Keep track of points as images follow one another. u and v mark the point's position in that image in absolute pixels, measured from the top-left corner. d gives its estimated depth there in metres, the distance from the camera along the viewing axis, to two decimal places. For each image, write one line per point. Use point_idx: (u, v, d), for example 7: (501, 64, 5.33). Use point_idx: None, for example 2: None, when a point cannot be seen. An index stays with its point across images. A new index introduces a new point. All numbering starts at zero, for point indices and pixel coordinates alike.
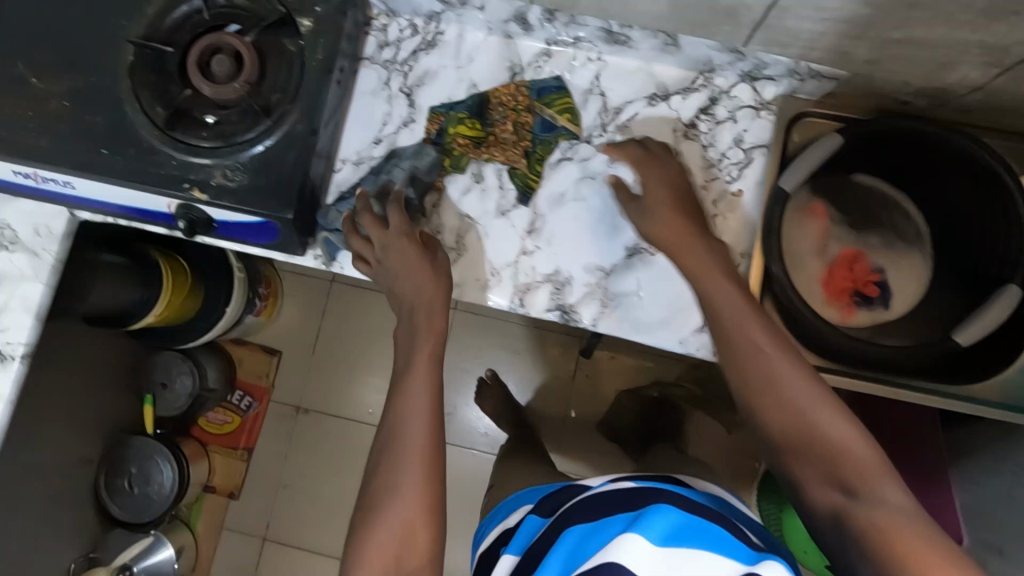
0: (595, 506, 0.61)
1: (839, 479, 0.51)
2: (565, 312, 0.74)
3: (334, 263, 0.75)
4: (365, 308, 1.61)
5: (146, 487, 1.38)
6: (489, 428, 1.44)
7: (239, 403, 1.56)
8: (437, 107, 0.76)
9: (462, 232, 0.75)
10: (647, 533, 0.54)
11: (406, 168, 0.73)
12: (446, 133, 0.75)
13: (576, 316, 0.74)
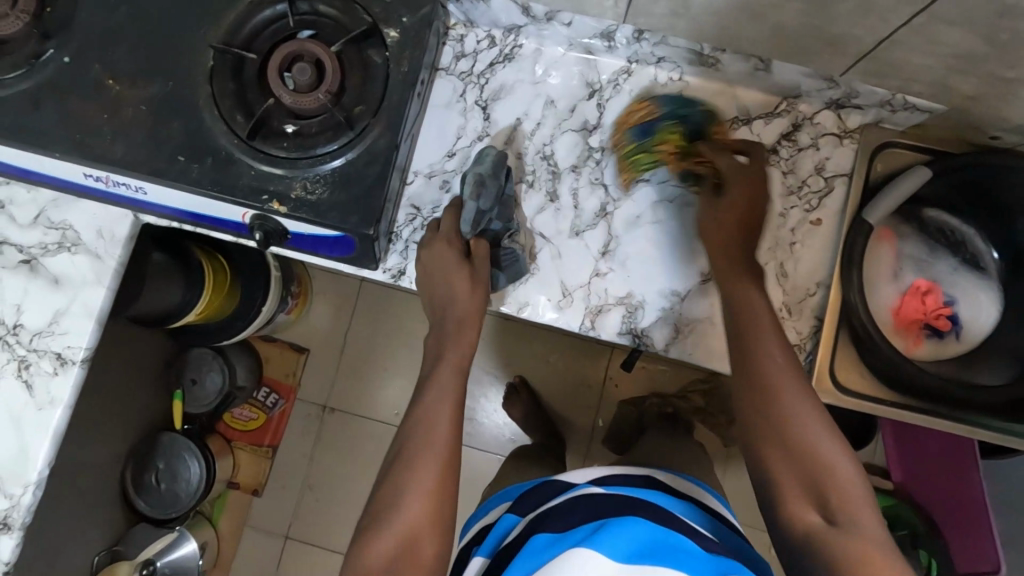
0: (569, 515, 0.63)
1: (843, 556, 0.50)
2: (637, 336, 0.72)
3: (404, 277, 0.74)
4: (394, 309, 1.60)
5: (174, 483, 1.38)
6: (517, 435, 1.41)
7: (265, 400, 1.54)
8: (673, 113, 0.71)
9: (535, 250, 0.73)
10: (610, 547, 0.57)
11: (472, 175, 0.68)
12: (658, 132, 0.71)
13: (648, 341, 0.72)
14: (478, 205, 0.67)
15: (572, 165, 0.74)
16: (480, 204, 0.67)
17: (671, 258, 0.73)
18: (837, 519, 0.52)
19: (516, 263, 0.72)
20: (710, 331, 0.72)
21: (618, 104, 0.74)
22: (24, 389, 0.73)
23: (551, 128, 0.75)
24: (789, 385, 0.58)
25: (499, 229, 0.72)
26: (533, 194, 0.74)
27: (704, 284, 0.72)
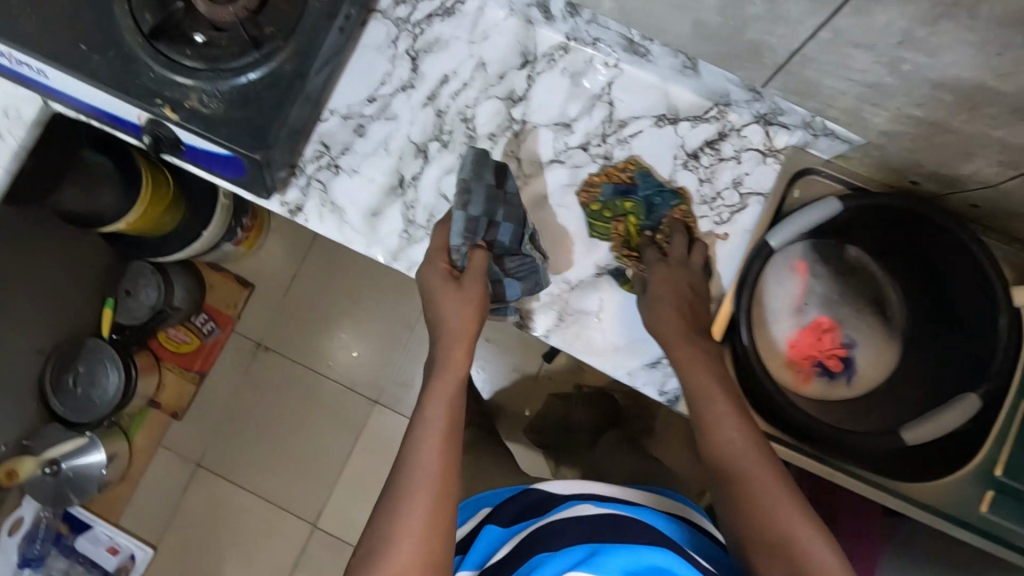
0: (560, 531, 0.60)
1: None
2: (521, 318, 0.71)
3: (300, 213, 0.72)
4: (347, 261, 1.59)
5: (91, 389, 1.39)
6: None
7: (202, 326, 1.53)
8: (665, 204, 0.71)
9: (435, 211, 0.72)
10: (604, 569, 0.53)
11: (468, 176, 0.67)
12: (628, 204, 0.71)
13: (531, 324, 0.71)
14: (466, 214, 0.66)
15: (490, 134, 0.73)
16: (468, 211, 0.66)
17: (571, 245, 0.72)
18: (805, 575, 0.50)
19: (533, 276, 0.68)
20: (594, 325, 0.71)
21: (548, 80, 0.72)
22: None
23: (477, 92, 0.73)
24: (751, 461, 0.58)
25: (511, 245, 0.67)
26: (446, 153, 0.72)
27: (597, 277, 0.71)
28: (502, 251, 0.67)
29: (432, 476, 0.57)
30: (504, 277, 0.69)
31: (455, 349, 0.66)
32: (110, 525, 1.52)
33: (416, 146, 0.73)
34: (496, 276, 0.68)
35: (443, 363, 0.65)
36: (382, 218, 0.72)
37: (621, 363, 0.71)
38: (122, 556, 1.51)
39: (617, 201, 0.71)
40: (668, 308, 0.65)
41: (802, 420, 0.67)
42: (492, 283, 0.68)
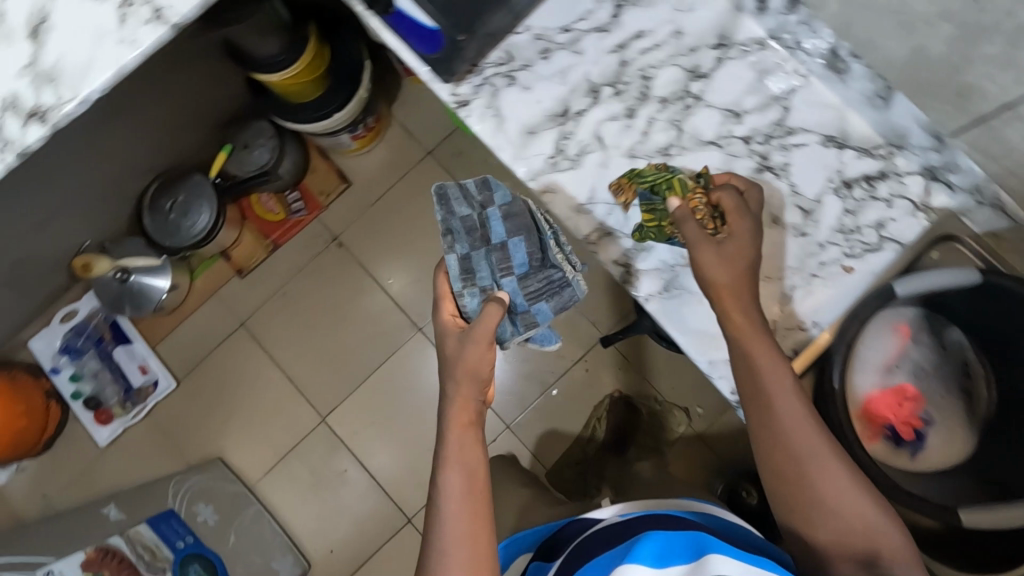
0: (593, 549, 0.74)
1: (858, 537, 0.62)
2: (628, 273, 0.74)
3: (463, 108, 0.76)
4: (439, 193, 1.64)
5: (182, 220, 1.48)
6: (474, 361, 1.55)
7: (291, 202, 1.62)
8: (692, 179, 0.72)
9: (586, 149, 0.75)
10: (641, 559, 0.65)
11: (456, 218, 0.91)
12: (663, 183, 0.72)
13: (635, 283, 0.74)
14: (457, 256, 0.90)
15: (663, 98, 0.75)
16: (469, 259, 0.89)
17: None
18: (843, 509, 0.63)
19: (563, 291, 0.90)
20: (693, 305, 0.73)
21: (735, 68, 0.74)
22: (116, 21, 0.79)
23: (663, 56, 0.75)
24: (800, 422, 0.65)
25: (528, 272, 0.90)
26: (615, 101, 0.75)
27: None
28: (520, 270, 0.88)
29: (462, 514, 0.78)
30: (532, 301, 0.90)
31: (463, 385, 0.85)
32: (147, 346, 1.63)
33: (590, 86, 0.76)
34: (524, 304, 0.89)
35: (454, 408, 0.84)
36: (535, 138, 0.76)
37: (706, 350, 0.72)
38: (146, 377, 1.62)
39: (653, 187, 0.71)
40: (736, 264, 0.67)
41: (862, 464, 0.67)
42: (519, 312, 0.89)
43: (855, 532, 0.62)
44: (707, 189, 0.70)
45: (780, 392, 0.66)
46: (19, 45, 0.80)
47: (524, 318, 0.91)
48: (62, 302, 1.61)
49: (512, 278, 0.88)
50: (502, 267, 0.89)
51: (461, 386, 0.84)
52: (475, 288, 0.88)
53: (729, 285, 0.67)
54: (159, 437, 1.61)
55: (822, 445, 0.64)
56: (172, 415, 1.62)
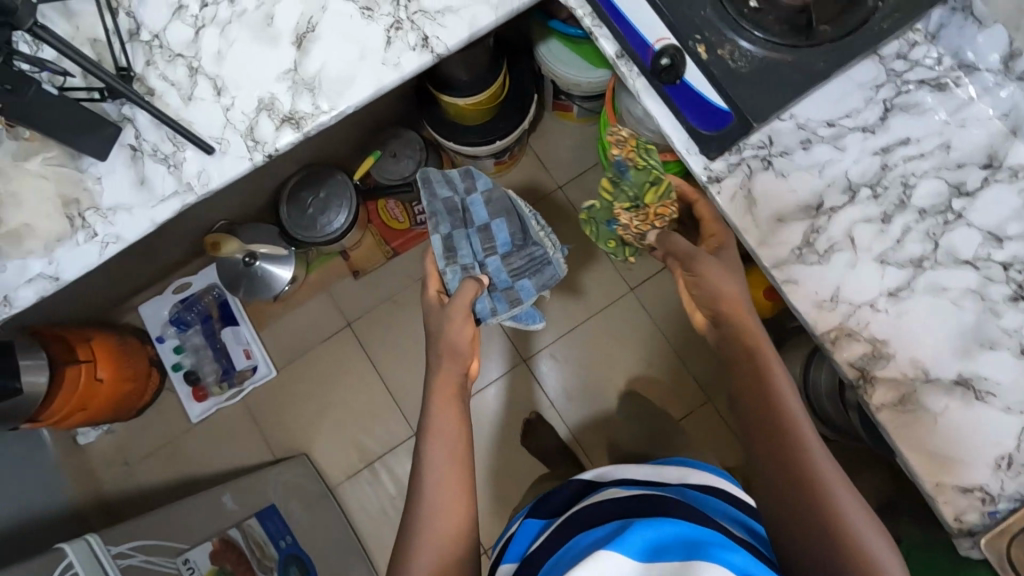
0: (588, 518, 0.73)
1: (825, 530, 0.59)
2: (863, 378, 0.73)
3: (715, 184, 0.76)
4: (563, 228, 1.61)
5: (319, 216, 1.49)
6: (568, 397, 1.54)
7: (417, 213, 1.60)
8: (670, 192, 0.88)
9: (835, 247, 0.74)
10: (626, 548, 0.58)
11: (449, 193, 1.04)
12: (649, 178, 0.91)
13: (869, 389, 0.72)
14: (441, 234, 1.01)
15: (921, 208, 0.74)
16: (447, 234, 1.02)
17: (949, 341, 0.72)
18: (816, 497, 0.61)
19: (545, 269, 1.07)
20: (927, 424, 0.71)
21: (1002, 192, 0.73)
22: (383, 42, 0.81)
23: (928, 166, 0.74)
24: (789, 407, 0.66)
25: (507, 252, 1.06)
26: (872, 204, 0.74)
27: (954, 384, 0.71)
28: (501, 250, 1.05)
29: (452, 471, 0.76)
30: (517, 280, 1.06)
31: (446, 361, 0.85)
32: (253, 330, 1.62)
33: (848, 184, 0.75)
34: (506, 282, 1.05)
35: (441, 382, 0.83)
36: (784, 227, 0.75)
37: (933, 472, 0.71)
38: (248, 362, 1.61)
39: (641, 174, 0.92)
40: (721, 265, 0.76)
41: None
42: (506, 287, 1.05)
43: (823, 517, 0.60)
44: (933, 291, 0.73)
45: (793, 414, 0.66)
46: (284, 49, 0.81)
47: (506, 294, 1.04)
48: (179, 274, 1.63)
49: (494, 257, 1.04)
50: (486, 249, 1.04)
51: (443, 363, 0.85)
52: (456, 265, 1.00)
53: (736, 299, 0.74)
54: (251, 423, 1.62)
55: (802, 430, 0.65)
56: (264, 402, 1.62)
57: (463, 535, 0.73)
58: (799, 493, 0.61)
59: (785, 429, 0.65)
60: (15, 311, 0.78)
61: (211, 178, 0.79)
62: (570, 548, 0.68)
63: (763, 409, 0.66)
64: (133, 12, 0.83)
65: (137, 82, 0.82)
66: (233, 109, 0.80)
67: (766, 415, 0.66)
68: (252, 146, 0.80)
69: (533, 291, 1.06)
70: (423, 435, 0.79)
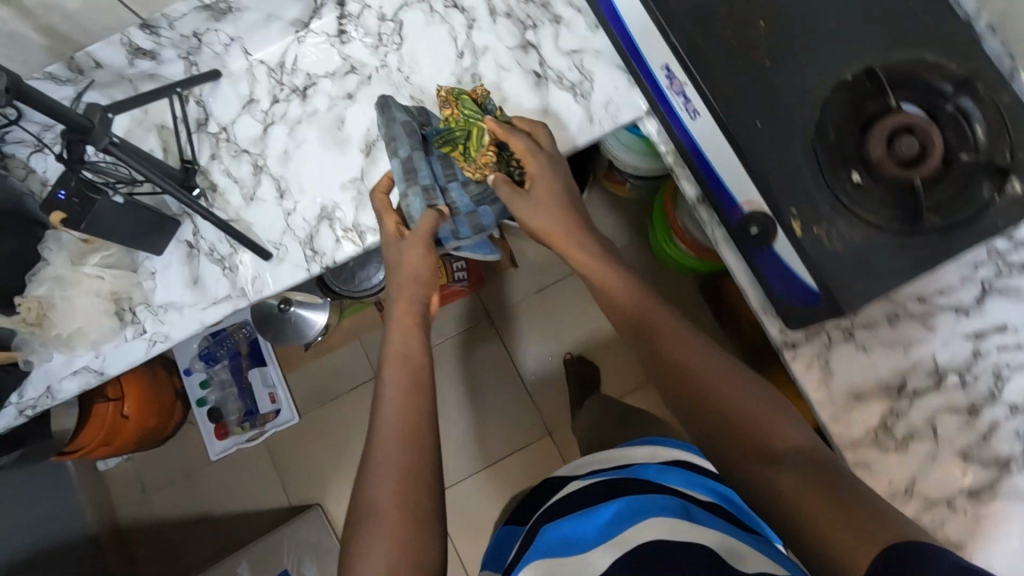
0: (556, 514, 0.74)
1: (757, 474, 0.53)
2: None
3: (790, 349, 0.72)
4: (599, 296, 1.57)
5: (358, 270, 1.46)
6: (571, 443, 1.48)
7: (455, 270, 1.43)
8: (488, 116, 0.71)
9: (913, 436, 0.69)
10: (566, 549, 0.65)
11: None
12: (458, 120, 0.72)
13: None
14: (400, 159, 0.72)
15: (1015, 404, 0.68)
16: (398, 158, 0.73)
17: None
18: (728, 431, 0.56)
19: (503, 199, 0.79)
20: None
21: None
22: None
23: None
24: (680, 338, 0.62)
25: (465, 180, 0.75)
26: (959, 393, 0.69)
27: None
28: (461, 181, 0.75)
29: (393, 404, 0.63)
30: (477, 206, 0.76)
31: (404, 290, 0.71)
32: (280, 373, 1.58)
33: (935, 367, 0.70)
34: (468, 206, 0.76)
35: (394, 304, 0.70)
36: (861, 406, 0.71)
37: None
38: (272, 406, 1.58)
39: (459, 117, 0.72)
40: (551, 205, 0.70)
41: None
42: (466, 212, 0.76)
43: (746, 444, 0.55)
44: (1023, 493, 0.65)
45: (687, 347, 0.62)
46: (352, 155, 0.79)
47: (470, 219, 0.76)
48: None
49: (456, 185, 0.75)
50: (446, 174, 0.75)
51: (399, 288, 0.71)
52: (417, 188, 0.72)
53: (560, 216, 0.70)
54: (270, 463, 1.61)
55: (699, 353, 0.61)
56: (286, 443, 1.62)
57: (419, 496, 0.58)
58: (720, 431, 0.56)
59: (683, 361, 0.61)
60: (56, 402, 0.77)
61: (265, 285, 0.77)
62: (536, 547, 0.69)
63: (656, 349, 0.63)
64: (202, 101, 0.81)
65: (200, 175, 0.80)
66: (294, 215, 0.78)
67: (659, 354, 0.62)
68: (310, 256, 0.77)
69: (494, 220, 0.78)
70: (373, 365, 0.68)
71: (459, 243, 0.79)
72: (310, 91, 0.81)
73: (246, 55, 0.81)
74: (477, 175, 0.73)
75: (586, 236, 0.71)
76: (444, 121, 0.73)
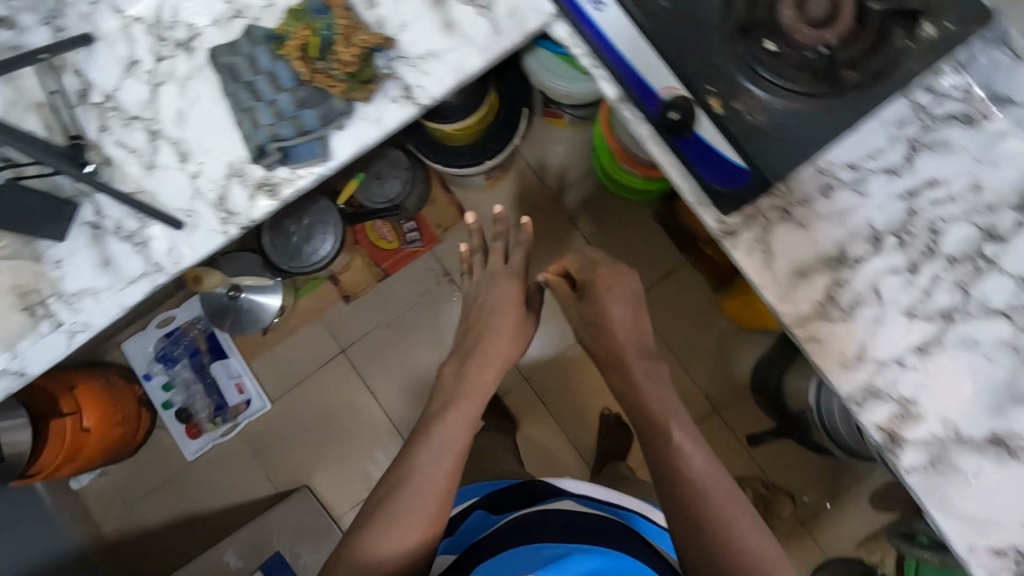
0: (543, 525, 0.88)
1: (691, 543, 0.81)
2: (890, 440, 0.69)
3: (730, 239, 0.71)
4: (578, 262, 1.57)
5: (304, 244, 1.41)
6: (549, 385, 1.56)
7: (407, 233, 1.56)
8: (318, 27, 0.70)
9: (860, 302, 0.70)
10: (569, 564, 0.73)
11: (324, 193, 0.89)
12: (293, 31, 0.70)
13: (897, 452, 0.69)
14: (242, 86, 0.70)
15: (952, 256, 0.69)
16: (235, 91, 0.71)
17: (973, 395, 0.68)
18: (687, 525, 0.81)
19: (328, 103, 0.70)
20: (959, 487, 0.68)
21: None
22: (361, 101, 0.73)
23: (958, 211, 0.69)
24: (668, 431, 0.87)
25: (289, 86, 0.70)
26: (899, 251, 0.70)
27: (988, 443, 0.68)
28: (287, 85, 0.70)
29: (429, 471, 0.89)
30: (296, 109, 0.70)
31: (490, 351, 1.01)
32: (243, 362, 1.57)
33: (872, 232, 0.70)
34: (292, 110, 0.70)
35: (483, 355, 1.00)
36: (806, 281, 0.70)
37: (969, 535, 0.68)
38: (241, 396, 1.57)
39: (291, 29, 0.70)
40: (619, 300, 0.95)
41: None
42: (286, 119, 0.70)
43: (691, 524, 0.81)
44: (949, 346, 0.69)
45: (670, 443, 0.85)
46: None
47: (294, 125, 0.70)
48: (162, 306, 1.56)
49: (279, 92, 0.70)
50: (272, 86, 0.70)
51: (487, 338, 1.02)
52: (252, 117, 0.70)
53: (617, 306, 0.95)
54: (250, 454, 1.57)
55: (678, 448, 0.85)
56: (261, 434, 1.58)
57: (430, 525, 0.88)
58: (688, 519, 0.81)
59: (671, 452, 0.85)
60: None
61: (183, 256, 0.73)
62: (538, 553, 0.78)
63: (654, 442, 0.86)
64: (81, 70, 0.75)
65: (91, 150, 0.74)
66: (202, 177, 0.73)
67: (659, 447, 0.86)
68: (225, 218, 0.73)
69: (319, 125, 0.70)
70: (430, 430, 0.93)
71: (284, 144, 0.70)
72: (194, 43, 0.74)
73: (119, 13, 0.74)
74: (324, 82, 0.69)
75: (646, 347, 0.94)
76: (284, 31, 0.71)
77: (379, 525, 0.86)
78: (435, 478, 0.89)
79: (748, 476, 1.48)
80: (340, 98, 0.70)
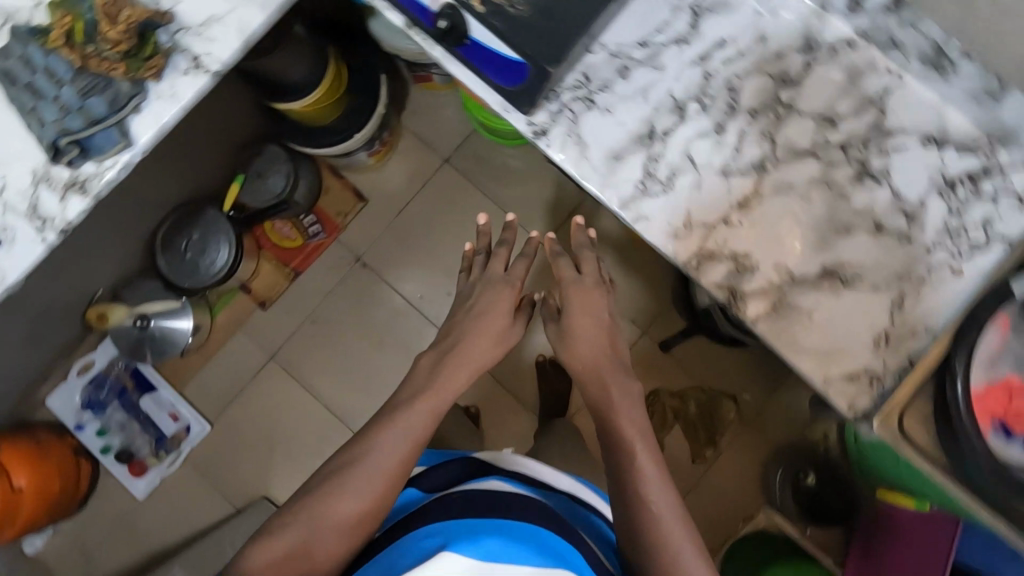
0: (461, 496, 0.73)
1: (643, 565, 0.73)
2: (733, 296, 0.71)
3: (543, 138, 0.72)
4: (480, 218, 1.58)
5: (200, 258, 1.39)
6: None
7: (308, 227, 1.53)
8: (83, 14, 0.68)
9: (678, 171, 0.71)
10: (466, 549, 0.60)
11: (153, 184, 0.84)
12: (56, 20, 0.68)
13: (742, 305, 0.71)
14: (21, 87, 0.69)
15: (752, 109, 0.71)
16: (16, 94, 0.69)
17: (796, 236, 0.71)
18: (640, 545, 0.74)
19: (111, 87, 0.69)
20: (803, 324, 0.71)
21: (824, 72, 0.71)
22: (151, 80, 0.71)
23: (749, 65, 0.71)
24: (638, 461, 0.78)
25: (66, 78, 0.68)
26: (703, 116, 0.71)
27: (820, 278, 0.70)
28: (65, 76, 0.68)
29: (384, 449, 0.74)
30: (80, 98, 0.68)
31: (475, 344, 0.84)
32: (174, 390, 1.55)
33: (674, 102, 0.72)
34: (77, 100, 0.68)
35: (468, 340, 0.85)
36: (622, 163, 0.72)
37: (823, 368, 0.70)
38: (179, 424, 1.55)
39: (55, 19, 0.68)
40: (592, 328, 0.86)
41: (977, 453, 0.63)
42: (70, 110, 0.68)
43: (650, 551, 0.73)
44: (766, 194, 0.71)
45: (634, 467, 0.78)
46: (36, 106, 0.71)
47: (82, 114, 0.68)
48: (78, 352, 1.52)
49: (56, 85, 0.68)
50: (51, 81, 0.68)
51: (471, 339, 0.84)
52: (37, 117, 0.68)
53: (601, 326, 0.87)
54: (201, 478, 1.56)
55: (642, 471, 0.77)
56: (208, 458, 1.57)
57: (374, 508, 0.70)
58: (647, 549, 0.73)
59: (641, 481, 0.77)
60: None
61: (7, 273, 0.71)
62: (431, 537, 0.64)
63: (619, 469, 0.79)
64: None
65: None
66: (8, 189, 0.72)
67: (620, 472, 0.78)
68: (41, 226, 0.72)
69: (109, 110, 0.69)
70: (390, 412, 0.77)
71: (77, 137, 0.69)
72: None
73: None
74: (102, 66, 0.68)
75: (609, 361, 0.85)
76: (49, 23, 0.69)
77: (315, 497, 0.70)
78: (384, 454, 0.73)
79: (687, 386, 1.52)
80: (127, 82, 0.69)
